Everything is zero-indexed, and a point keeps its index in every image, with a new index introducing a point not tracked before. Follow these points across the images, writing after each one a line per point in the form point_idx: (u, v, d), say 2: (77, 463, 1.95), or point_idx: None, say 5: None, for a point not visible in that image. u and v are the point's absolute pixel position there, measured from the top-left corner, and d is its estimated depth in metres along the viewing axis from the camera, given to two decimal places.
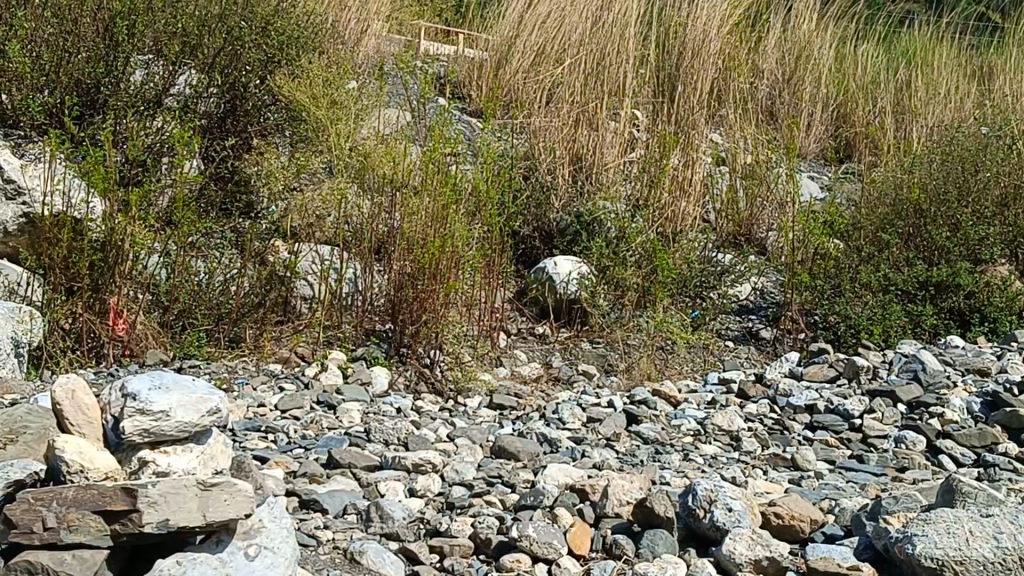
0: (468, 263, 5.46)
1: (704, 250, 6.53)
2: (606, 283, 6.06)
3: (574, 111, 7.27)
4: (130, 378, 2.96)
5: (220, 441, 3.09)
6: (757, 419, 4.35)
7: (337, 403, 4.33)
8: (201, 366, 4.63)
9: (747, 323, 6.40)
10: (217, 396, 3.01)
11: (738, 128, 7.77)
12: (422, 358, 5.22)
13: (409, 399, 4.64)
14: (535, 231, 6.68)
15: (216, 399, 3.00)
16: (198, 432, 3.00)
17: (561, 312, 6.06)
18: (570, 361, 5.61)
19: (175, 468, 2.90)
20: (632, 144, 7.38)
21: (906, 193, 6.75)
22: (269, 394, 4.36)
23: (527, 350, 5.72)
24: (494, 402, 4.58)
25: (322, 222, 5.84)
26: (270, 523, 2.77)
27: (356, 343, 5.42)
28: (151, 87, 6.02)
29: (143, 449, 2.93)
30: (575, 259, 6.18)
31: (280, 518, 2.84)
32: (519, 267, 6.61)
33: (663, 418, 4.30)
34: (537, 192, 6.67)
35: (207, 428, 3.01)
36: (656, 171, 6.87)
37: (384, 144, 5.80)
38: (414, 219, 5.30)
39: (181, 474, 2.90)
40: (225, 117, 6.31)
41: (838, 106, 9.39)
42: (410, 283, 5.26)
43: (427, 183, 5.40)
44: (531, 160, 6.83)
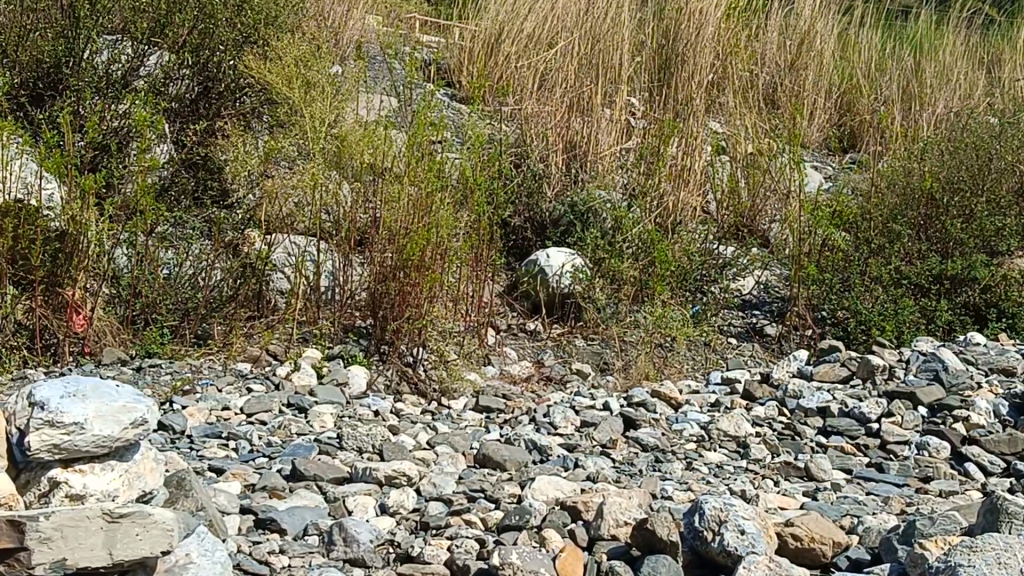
0: (454, 254, 5.11)
1: (705, 242, 6.22)
2: (602, 277, 5.71)
3: (568, 97, 6.93)
4: (39, 385, 2.62)
5: (149, 458, 2.75)
6: (765, 423, 4.01)
7: (308, 405, 3.98)
8: (162, 363, 4.25)
9: (751, 319, 6.05)
10: (144, 406, 2.68)
11: (739, 115, 7.44)
12: (404, 357, 4.87)
13: (388, 401, 4.30)
14: (527, 222, 6.32)
15: (142, 409, 2.66)
16: (121, 447, 2.66)
17: (553, 307, 5.70)
18: (563, 360, 5.26)
19: (90, 491, 2.59)
20: (628, 131, 7.07)
21: (918, 182, 6.40)
22: (234, 395, 4.01)
23: (518, 348, 5.37)
24: (479, 405, 4.22)
25: (298, 211, 5.48)
26: (198, 558, 2.51)
27: (332, 340, 5.05)
28: (117, 68, 5.72)
29: (53, 468, 2.59)
30: (568, 250, 5.81)
31: (212, 551, 2.58)
32: (510, 260, 6.26)
33: (663, 422, 3.96)
34: (529, 180, 6.31)
35: (132, 442, 2.67)
36: (655, 159, 6.51)
37: (364, 129, 5.44)
38: (396, 207, 4.95)
39: (97, 499, 2.60)
40: (198, 100, 6.05)
41: (842, 94, 9.04)
42: (391, 276, 4.91)
43: (410, 168, 5.04)
44: (523, 148, 6.47)
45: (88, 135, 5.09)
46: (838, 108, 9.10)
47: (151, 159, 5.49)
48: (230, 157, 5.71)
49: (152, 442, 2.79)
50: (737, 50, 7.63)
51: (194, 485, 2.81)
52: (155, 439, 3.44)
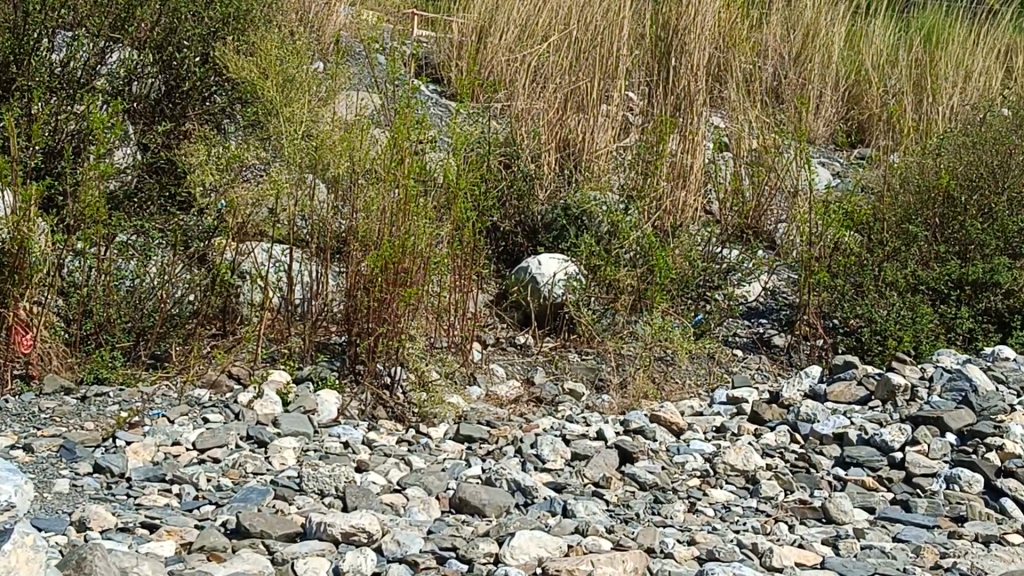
0: (435, 264, 4.71)
1: (709, 246, 5.83)
2: (597, 286, 5.31)
3: (561, 92, 6.52)
4: None
5: (26, 550, 2.27)
6: (776, 452, 3.62)
7: (269, 439, 3.59)
8: (109, 391, 3.85)
9: (757, 329, 5.66)
10: None
11: (741, 109, 7.07)
12: (380, 377, 4.48)
13: (360, 431, 3.91)
14: (517, 227, 5.93)
15: None
16: None
17: (545, 319, 5.30)
18: (555, 377, 4.86)
19: None
20: (625, 129, 6.71)
21: (933, 179, 6.01)
22: (187, 428, 3.61)
23: (507, 364, 4.97)
24: (459, 434, 3.81)
25: (268, 220, 5.08)
26: None
27: (302, 360, 4.65)
28: (74, 67, 5.33)
29: None
30: (561, 257, 5.41)
31: None
32: (499, 267, 5.86)
33: (663, 453, 3.58)
34: (519, 182, 5.90)
35: None
36: (653, 158, 6.12)
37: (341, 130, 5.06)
38: (371, 214, 4.56)
39: None
40: (166, 104, 5.70)
41: (850, 87, 8.64)
42: (365, 290, 4.52)
43: (386, 172, 4.66)
44: (512, 147, 6.07)
45: (36, 142, 4.68)
46: (844, 100, 8.69)
47: (104, 164, 5.11)
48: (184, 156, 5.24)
49: (32, 530, 2.33)
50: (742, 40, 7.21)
51: (96, 562, 2.34)
52: (89, 485, 3.05)
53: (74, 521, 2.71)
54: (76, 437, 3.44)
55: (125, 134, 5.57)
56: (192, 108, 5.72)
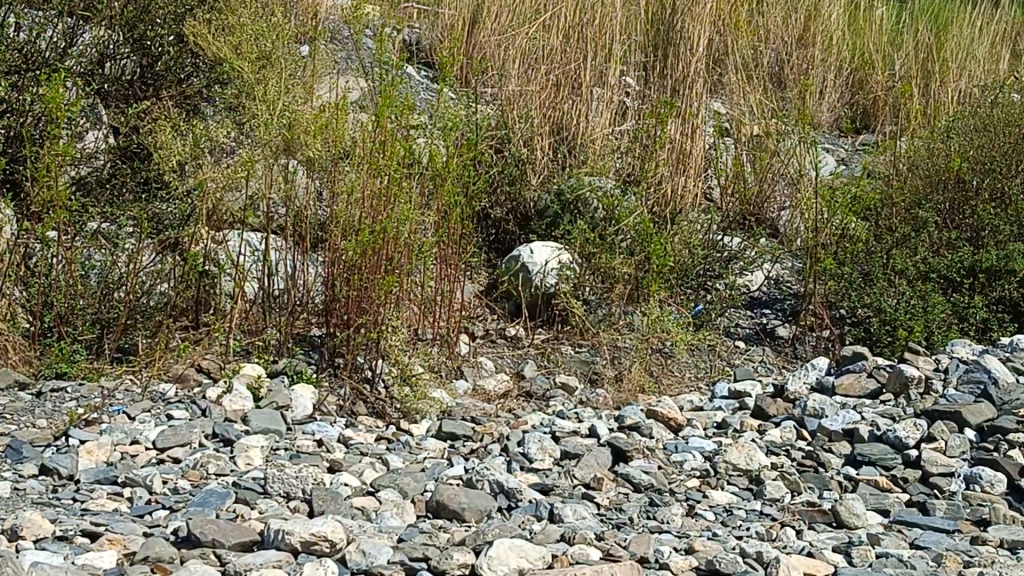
0: (420, 251, 4.46)
1: (709, 233, 5.57)
2: (592, 275, 5.06)
3: (554, 73, 6.25)
4: None
5: None
6: (782, 450, 3.37)
7: (235, 437, 3.33)
8: (67, 387, 3.60)
9: (760, 320, 5.41)
10: None
11: (742, 93, 6.80)
12: (360, 371, 4.23)
13: (336, 428, 3.66)
14: (509, 213, 5.67)
15: None
16: None
17: (537, 310, 5.04)
18: (546, 371, 4.60)
19: None
20: (622, 113, 6.45)
21: (944, 163, 5.74)
22: (147, 426, 3.36)
23: (496, 357, 4.71)
24: (441, 431, 3.55)
25: (244, 205, 4.82)
26: None
27: (278, 353, 4.39)
28: (41, 44, 5.06)
29: None
30: (553, 245, 5.14)
31: None
32: (490, 256, 5.64)
33: (659, 451, 3.32)
34: (510, 167, 5.63)
35: None
36: (651, 143, 5.85)
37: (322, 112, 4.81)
38: (351, 199, 4.31)
39: None
40: (141, 82, 5.44)
41: (854, 71, 8.38)
42: (344, 279, 4.26)
43: (368, 154, 4.41)
44: (503, 131, 5.80)
45: None
46: (849, 86, 8.42)
47: (69, 147, 4.85)
48: (154, 135, 4.96)
49: None
50: (741, 23, 6.95)
51: None
52: (33, 490, 2.81)
53: (6, 530, 2.46)
54: (25, 437, 3.19)
55: (96, 117, 5.31)
56: (165, 87, 5.46)
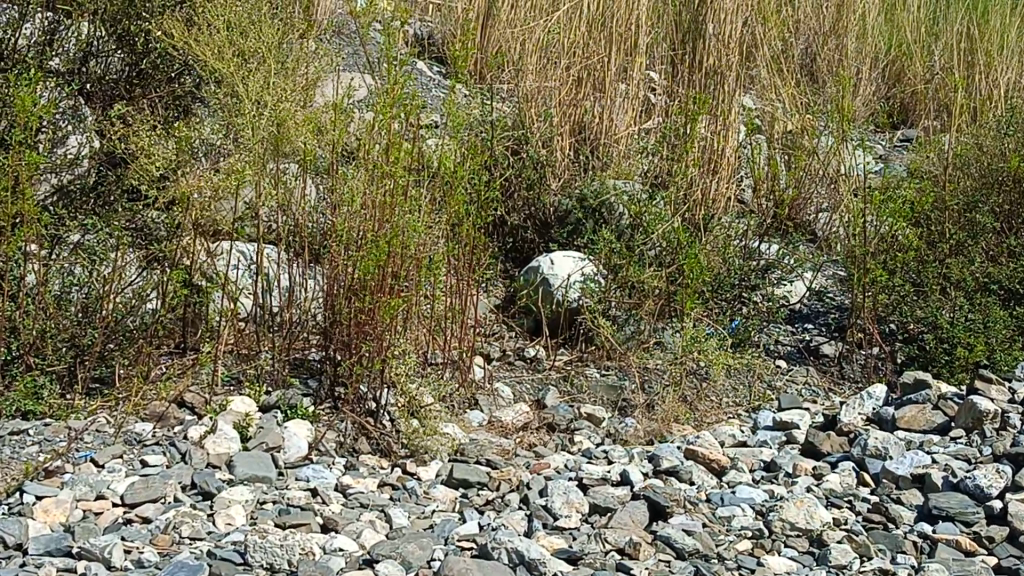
0: (429, 266, 4.02)
1: (744, 241, 5.12)
2: (619, 288, 4.61)
3: (574, 68, 5.78)
4: None
5: None
6: (846, 500, 3.03)
7: (216, 489, 2.91)
8: (29, 429, 3.19)
9: (803, 336, 4.97)
10: None
11: (775, 87, 6.33)
12: (363, 402, 3.81)
13: (334, 473, 3.24)
14: (527, 220, 5.23)
15: None
16: None
17: (559, 328, 4.60)
18: (570, 399, 4.16)
19: None
20: (647, 110, 5.98)
21: (1001, 161, 5.26)
22: (116, 475, 2.95)
23: (514, 383, 4.26)
24: (452, 478, 3.10)
25: (236, 215, 4.38)
26: None
27: (272, 384, 3.96)
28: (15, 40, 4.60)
29: None
30: (576, 255, 4.69)
31: None
32: (507, 266, 5.21)
33: (703, 504, 2.95)
34: (528, 170, 5.20)
35: None
36: (680, 143, 5.42)
37: (320, 114, 4.38)
38: (352, 210, 3.88)
39: None
40: (131, 83, 4.88)
41: (890, 62, 7.89)
42: (345, 299, 3.83)
43: (369, 160, 3.99)
44: (519, 131, 5.36)
45: None
46: (885, 78, 7.92)
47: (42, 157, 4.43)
48: (137, 138, 4.49)
49: None
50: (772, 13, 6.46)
51: None
52: None
53: None
54: None
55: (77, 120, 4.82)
56: (158, 88, 4.92)
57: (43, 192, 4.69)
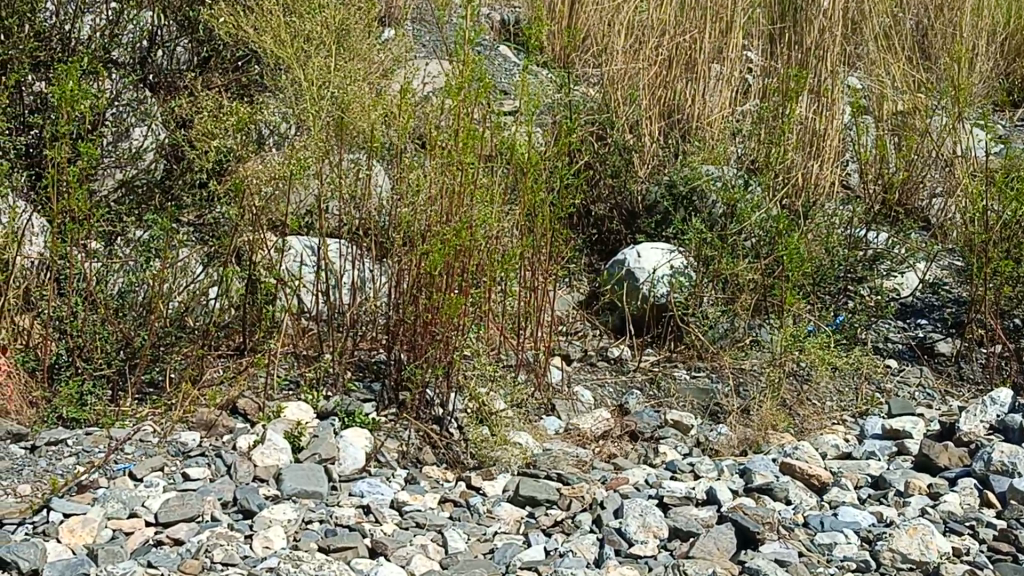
0: (502, 261, 3.73)
1: (850, 229, 4.71)
2: (711, 282, 4.26)
3: (666, 47, 5.42)
4: None
5: None
6: (967, 526, 2.66)
7: (259, 506, 2.67)
8: (67, 438, 2.99)
9: (916, 332, 4.54)
10: None
11: (884, 64, 5.87)
12: (429, 408, 3.53)
13: (391, 486, 2.98)
14: (612, 210, 4.92)
15: None
16: None
17: (645, 325, 4.27)
18: (657, 404, 3.80)
19: None
20: (744, 91, 5.60)
21: None
22: (152, 491, 2.72)
23: (596, 386, 3.90)
24: (519, 495, 2.81)
25: (301, 209, 4.14)
26: None
27: (331, 389, 3.64)
28: (76, 30, 4.37)
29: None
30: (664, 247, 4.34)
31: None
32: (592, 259, 4.89)
33: (800, 530, 2.63)
34: (615, 156, 4.91)
35: None
36: (779, 124, 5.02)
37: (388, 99, 4.12)
38: (418, 200, 3.61)
39: None
40: (194, 70, 4.69)
41: (1010, 37, 7.33)
42: (411, 297, 3.56)
43: (437, 146, 3.71)
44: (605, 115, 5.03)
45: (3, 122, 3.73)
46: (1004, 53, 7.37)
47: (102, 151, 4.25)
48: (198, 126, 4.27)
49: None
50: None
51: None
52: None
53: None
54: None
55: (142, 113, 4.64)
56: (222, 75, 4.71)
57: (107, 187, 4.53)
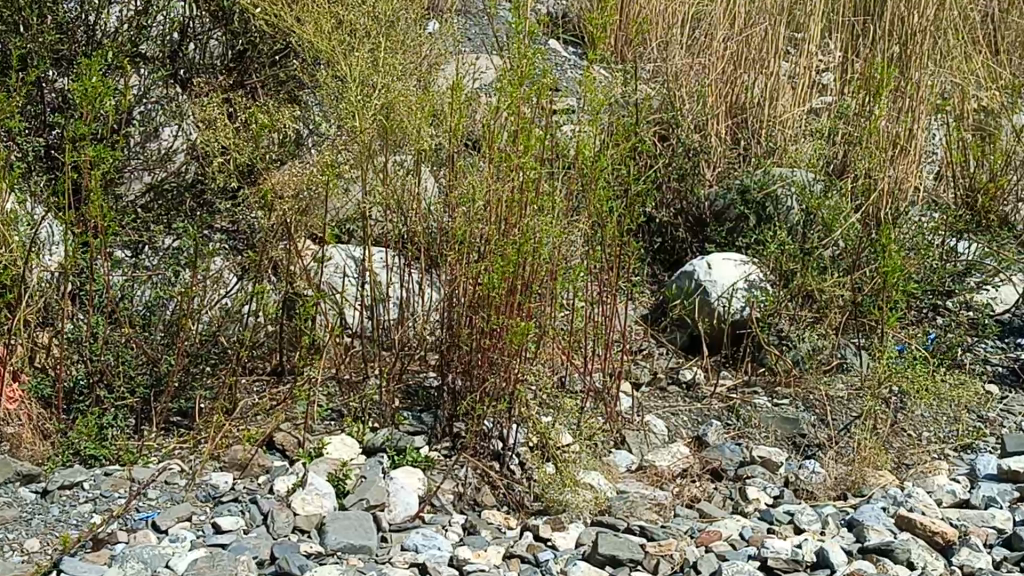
0: (565, 276, 3.35)
1: (941, 238, 4.31)
2: (793, 299, 3.88)
3: (732, 41, 5.06)
4: None
5: None
6: None
7: (303, 568, 2.34)
8: (84, 481, 2.65)
9: (1017, 352, 4.13)
10: None
11: (968, 56, 5.45)
12: (487, 442, 3.17)
13: (451, 538, 2.63)
14: (678, 216, 4.52)
15: None
16: None
17: (719, 344, 3.91)
18: (739, 436, 3.42)
19: None
20: (816, 88, 5.20)
21: None
22: (178, 548, 2.39)
23: (669, 414, 3.53)
24: (599, 554, 2.47)
25: (342, 216, 3.78)
26: None
27: (377, 420, 3.27)
28: (103, 21, 3.95)
29: None
30: (739, 257, 3.95)
31: None
32: (656, 269, 4.51)
33: None
34: (681, 158, 4.53)
35: None
36: (861, 123, 4.61)
37: (438, 96, 3.75)
38: (473, 208, 3.24)
39: None
40: (228, 66, 4.23)
41: None
42: (465, 316, 3.19)
43: (494, 150, 3.34)
44: (669, 113, 4.63)
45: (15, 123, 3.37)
46: None
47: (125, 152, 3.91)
48: (231, 126, 3.91)
49: None
50: None
51: None
52: None
53: None
54: None
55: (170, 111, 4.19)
56: (258, 70, 4.26)
57: (135, 192, 4.19)
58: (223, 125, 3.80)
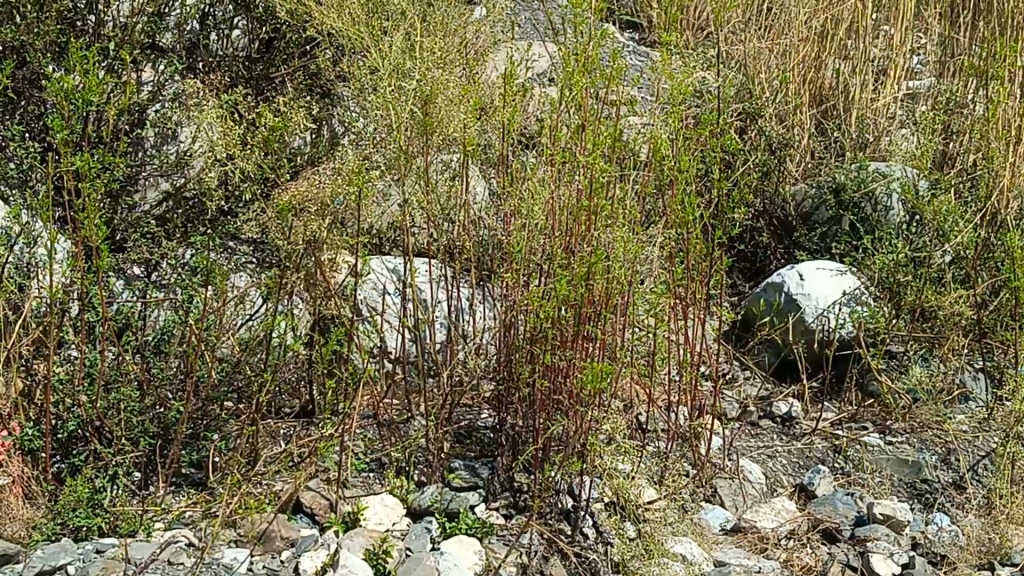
0: (644, 297, 2.82)
1: None
2: (907, 316, 3.36)
3: (817, 20, 4.49)
4: None
5: None
6: None
7: None
8: (69, 565, 2.32)
9: None
10: None
11: None
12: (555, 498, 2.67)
13: None
14: (760, 218, 3.96)
15: None
16: None
17: (818, 367, 3.38)
18: (849, 484, 2.93)
19: None
20: (910, 71, 4.63)
21: None
22: None
23: (765, 457, 3.01)
24: None
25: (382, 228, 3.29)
26: None
27: (424, 473, 2.76)
28: (113, 10, 3.43)
29: None
30: (837, 266, 3.43)
31: None
32: (735, 278, 3.95)
33: None
34: (764, 153, 3.98)
35: None
36: (970, 111, 4.04)
37: (489, 89, 3.23)
38: (531, 221, 2.69)
39: None
40: (251, 58, 3.74)
41: None
42: (520, 350, 2.66)
43: (557, 149, 2.80)
44: (750, 104, 4.08)
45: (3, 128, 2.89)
46: None
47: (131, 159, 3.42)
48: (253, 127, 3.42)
49: None
50: None
51: None
52: None
53: None
54: None
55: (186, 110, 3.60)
56: (286, 61, 3.77)
57: (149, 201, 3.60)
58: (244, 126, 3.30)
